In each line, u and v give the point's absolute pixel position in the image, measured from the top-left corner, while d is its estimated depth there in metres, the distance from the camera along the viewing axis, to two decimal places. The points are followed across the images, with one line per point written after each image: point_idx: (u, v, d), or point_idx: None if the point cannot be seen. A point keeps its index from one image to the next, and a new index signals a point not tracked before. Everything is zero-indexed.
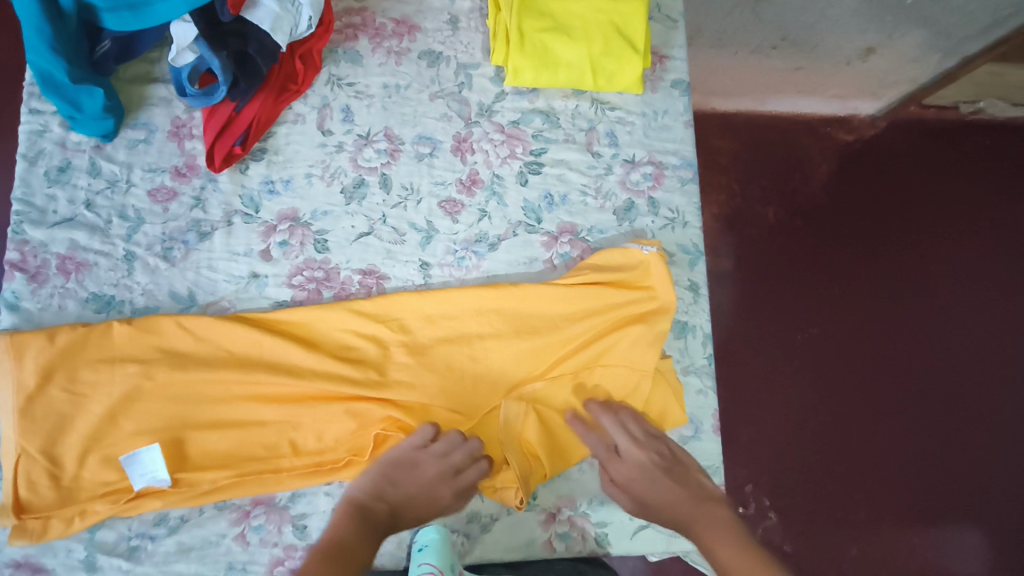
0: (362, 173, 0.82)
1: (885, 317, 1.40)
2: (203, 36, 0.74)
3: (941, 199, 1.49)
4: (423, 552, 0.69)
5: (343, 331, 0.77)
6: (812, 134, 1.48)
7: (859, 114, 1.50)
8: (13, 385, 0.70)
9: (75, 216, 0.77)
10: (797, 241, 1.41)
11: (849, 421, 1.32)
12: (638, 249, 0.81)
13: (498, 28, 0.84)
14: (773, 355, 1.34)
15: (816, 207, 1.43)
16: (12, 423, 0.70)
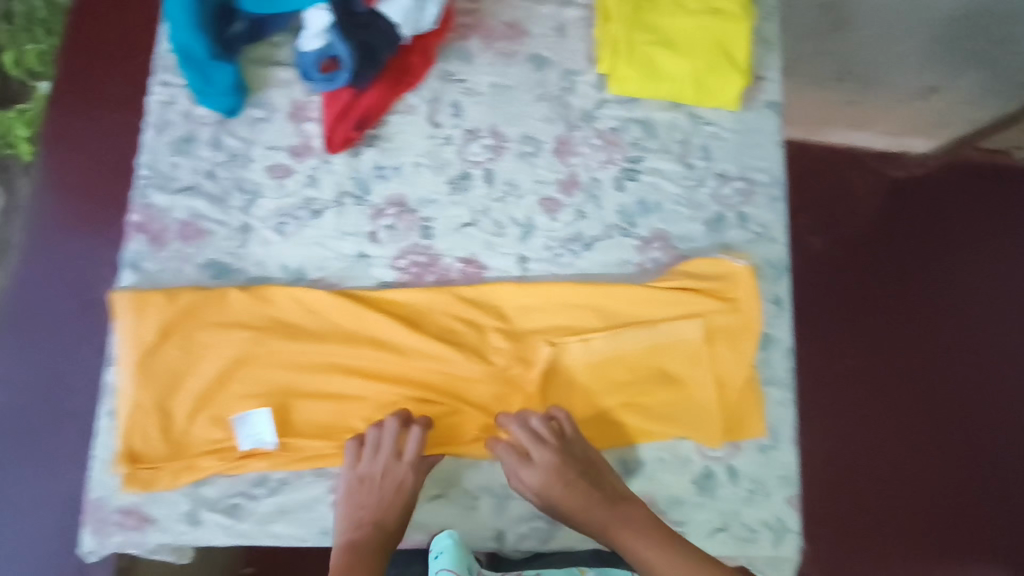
0: (468, 167, 0.85)
1: (926, 355, 1.40)
2: (336, 24, 0.78)
3: (989, 242, 1.49)
4: (438, 560, 0.68)
5: (444, 315, 0.80)
6: (863, 168, 1.50)
7: (910, 151, 1.51)
8: (134, 338, 0.75)
9: (197, 185, 0.81)
10: (843, 274, 1.43)
11: (887, 456, 1.33)
12: (731, 261, 0.84)
13: (607, 39, 0.87)
14: (811, 383, 1.36)
15: (863, 241, 1.45)
16: (133, 376, 0.74)
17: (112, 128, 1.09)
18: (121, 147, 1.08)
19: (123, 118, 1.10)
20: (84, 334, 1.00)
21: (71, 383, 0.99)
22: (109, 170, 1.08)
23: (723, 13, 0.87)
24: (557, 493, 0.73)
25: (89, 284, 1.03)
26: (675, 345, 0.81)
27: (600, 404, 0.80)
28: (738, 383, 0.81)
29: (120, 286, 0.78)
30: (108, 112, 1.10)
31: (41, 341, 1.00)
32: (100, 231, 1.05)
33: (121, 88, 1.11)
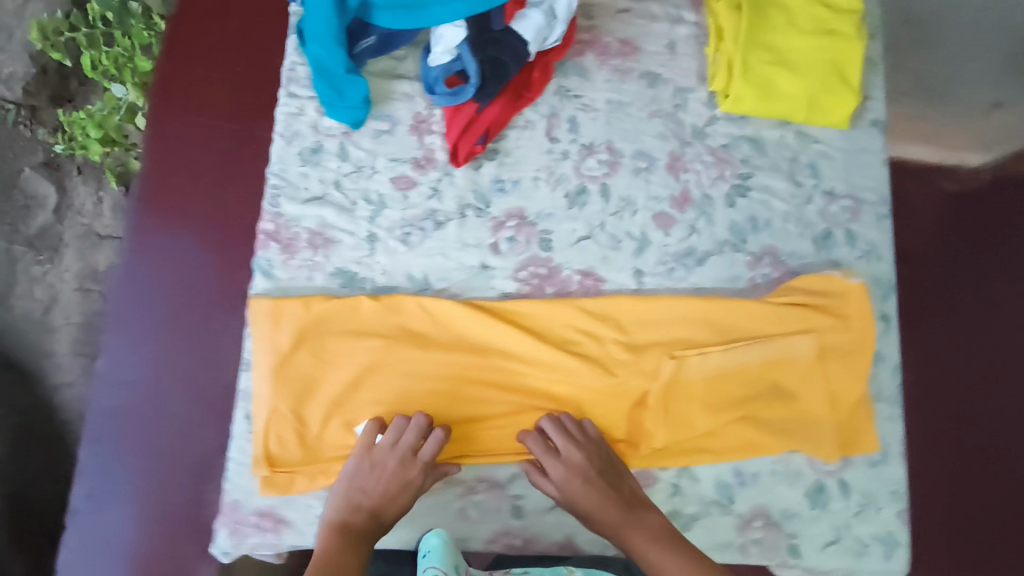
0: (584, 181, 0.87)
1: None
2: (470, 40, 0.80)
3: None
4: (427, 557, 0.70)
5: (564, 326, 0.82)
6: (918, 178, 1.28)
7: (965, 164, 1.29)
8: (271, 345, 0.77)
9: (325, 195, 0.83)
10: (991, 298, 1.19)
11: None
12: (845, 278, 0.85)
13: (721, 60, 0.89)
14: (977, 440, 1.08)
15: (1008, 257, 1.22)
16: (268, 382, 0.76)
17: (209, 136, 1.08)
18: (241, 162, 1.08)
19: (242, 134, 1.09)
20: (195, 339, 1.03)
21: (182, 387, 1.01)
22: (231, 185, 1.08)
23: (837, 33, 0.89)
24: (571, 489, 0.74)
25: (192, 291, 1.04)
26: (790, 362, 0.82)
27: (719, 419, 0.80)
28: (852, 400, 0.82)
29: (253, 291, 0.80)
30: (227, 128, 1.09)
31: (149, 346, 1.01)
32: (198, 238, 1.05)
33: (237, 101, 1.11)
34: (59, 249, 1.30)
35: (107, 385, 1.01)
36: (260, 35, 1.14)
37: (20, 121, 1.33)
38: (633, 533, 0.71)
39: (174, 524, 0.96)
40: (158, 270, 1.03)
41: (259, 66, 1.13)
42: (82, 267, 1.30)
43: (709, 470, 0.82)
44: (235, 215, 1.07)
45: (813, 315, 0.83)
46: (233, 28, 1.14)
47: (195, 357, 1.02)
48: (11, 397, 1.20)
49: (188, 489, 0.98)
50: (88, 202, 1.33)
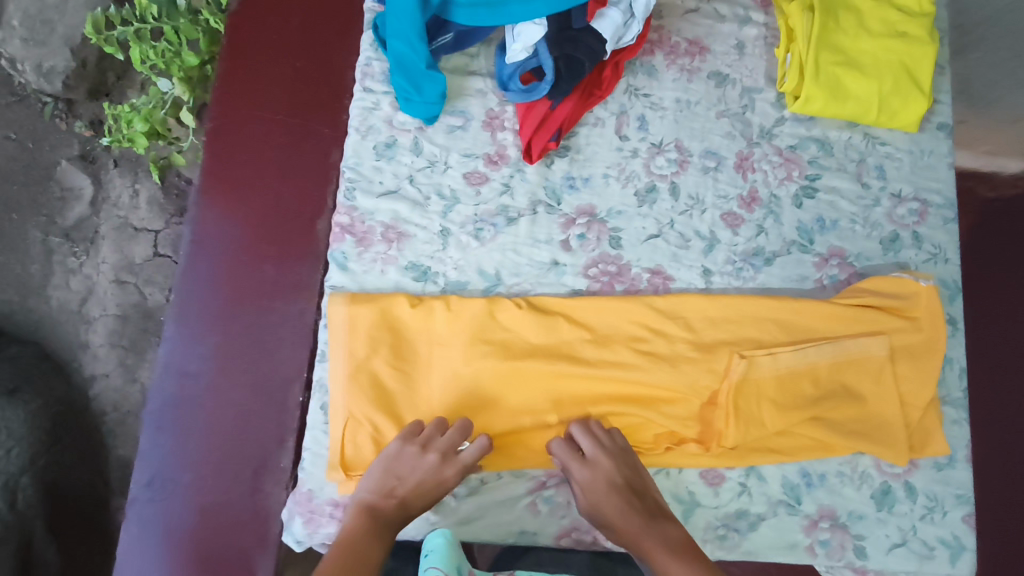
0: (654, 179, 0.87)
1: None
2: (547, 38, 0.81)
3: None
4: (429, 557, 0.69)
5: (632, 323, 0.82)
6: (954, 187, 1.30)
7: (1003, 171, 1.29)
8: (347, 352, 0.77)
9: (399, 189, 0.84)
10: None
11: None
12: (917, 280, 0.85)
13: (792, 59, 0.90)
14: None
15: None
16: (343, 385, 0.76)
17: (269, 130, 1.10)
18: (298, 157, 1.09)
19: (300, 128, 1.10)
20: (252, 328, 1.01)
21: (242, 376, 0.99)
22: (289, 178, 1.08)
23: (908, 36, 0.90)
24: (592, 490, 0.74)
25: (249, 282, 1.03)
26: (860, 362, 0.82)
27: (790, 418, 0.80)
28: (921, 403, 0.82)
29: (329, 286, 0.81)
30: (285, 121, 1.10)
31: (209, 334, 1.01)
32: (257, 230, 1.05)
33: (296, 95, 1.12)
34: (95, 241, 1.32)
35: (165, 375, 1.00)
36: (316, 30, 1.16)
37: (58, 114, 1.33)
38: (647, 537, 0.71)
39: (232, 517, 0.93)
40: (219, 261, 1.04)
41: (317, 60, 1.14)
42: (118, 258, 1.31)
43: (776, 470, 0.82)
44: (294, 210, 1.07)
45: (880, 318, 0.83)
46: (292, 24, 1.15)
47: (254, 347, 1.00)
48: (49, 385, 1.22)
49: (247, 482, 0.95)
50: (124, 194, 1.33)
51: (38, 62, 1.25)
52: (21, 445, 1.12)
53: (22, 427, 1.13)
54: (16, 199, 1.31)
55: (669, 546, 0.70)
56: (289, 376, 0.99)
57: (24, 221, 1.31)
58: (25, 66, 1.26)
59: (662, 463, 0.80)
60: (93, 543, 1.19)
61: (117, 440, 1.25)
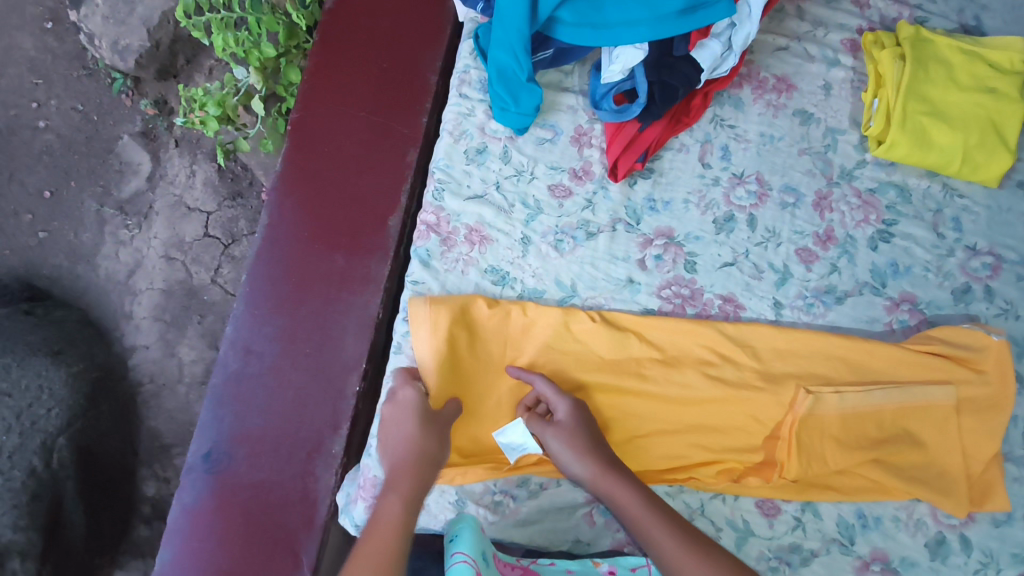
0: (733, 209, 0.89)
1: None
2: (646, 63, 0.84)
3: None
4: (454, 542, 0.68)
5: (701, 347, 0.83)
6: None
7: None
8: (430, 347, 0.78)
9: (486, 195, 0.86)
10: None
11: None
12: (989, 333, 0.84)
13: (879, 105, 0.91)
14: None
15: None
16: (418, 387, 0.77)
17: (349, 126, 1.13)
18: (376, 154, 1.12)
19: (379, 127, 1.14)
20: (317, 315, 1.04)
21: (303, 360, 1.02)
22: (366, 175, 1.11)
23: (997, 92, 0.91)
24: (569, 435, 0.74)
25: (317, 271, 1.06)
26: (925, 410, 0.82)
27: (851, 458, 0.80)
28: (984, 456, 0.82)
29: (410, 279, 0.83)
30: (365, 119, 1.14)
31: (275, 316, 1.03)
32: (329, 220, 1.08)
33: (378, 96, 1.15)
34: (148, 216, 1.35)
35: (230, 351, 1.02)
36: (401, 34, 1.19)
37: (124, 90, 1.37)
38: (618, 487, 0.70)
39: (282, 498, 0.95)
40: (291, 247, 1.07)
41: (400, 63, 1.17)
42: (169, 235, 1.35)
43: (832, 508, 0.82)
44: (369, 206, 1.10)
45: (948, 368, 0.83)
46: (379, 28, 1.19)
47: (318, 333, 1.03)
48: (91, 351, 1.26)
49: (299, 464, 0.97)
50: (181, 173, 1.37)
51: (115, 40, 1.26)
52: (61, 406, 1.17)
53: (64, 389, 1.19)
54: (76, 169, 1.36)
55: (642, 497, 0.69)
56: (349, 365, 1.02)
57: (81, 191, 1.36)
58: (103, 44, 1.27)
59: (719, 490, 0.81)
60: (117, 510, 1.20)
61: (149, 411, 1.27)
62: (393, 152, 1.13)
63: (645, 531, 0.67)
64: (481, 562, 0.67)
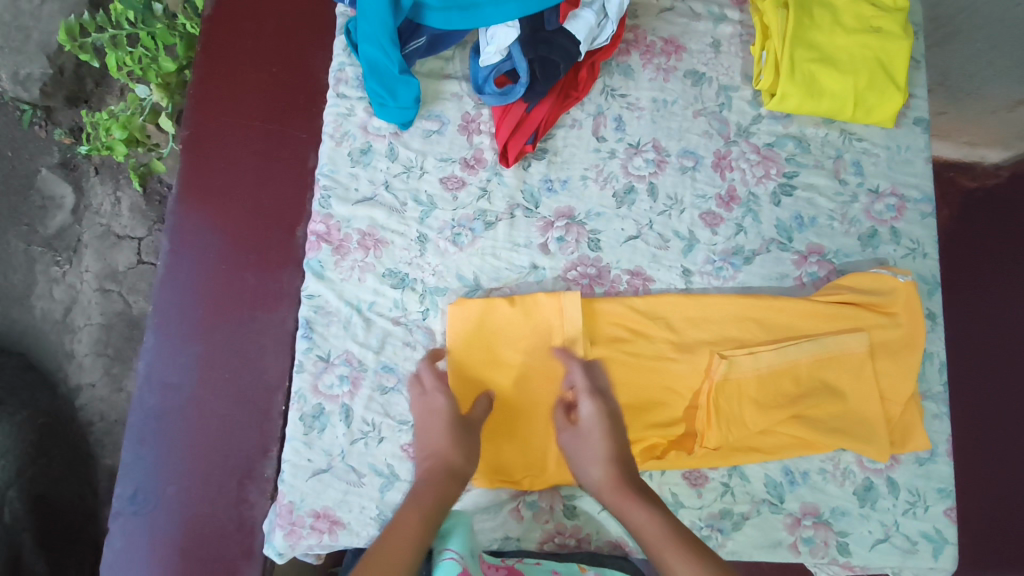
0: (632, 180, 0.87)
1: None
2: (521, 40, 0.80)
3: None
4: (448, 538, 0.70)
5: (611, 323, 0.81)
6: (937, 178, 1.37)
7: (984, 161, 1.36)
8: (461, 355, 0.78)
9: (376, 196, 0.83)
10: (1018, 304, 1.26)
11: None
12: (896, 276, 0.84)
13: (767, 57, 0.90)
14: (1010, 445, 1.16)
15: None
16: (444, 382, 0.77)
17: (245, 136, 1.06)
18: (280, 163, 1.05)
19: (278, 133, 1.06)
20: (233, 340, 0.96)
21: (223, 388, 0.94)
22: (273, 185, 1.04)
23: (883, 31, 0.90)
24: (586, 446, 0.72)
25: (229, 292, 0.98)
26: (843, 360, 0.81)
27: (771, 418, 0.79)
28: (902, 398, 0.82)
29: (304, 292, 0.79)
30: (261, 127, 1.06)
31: (191, 345, 0.96)
32: (235, 236, 1.01)
33: (270, 100, 1.08)
34: (78, 249, 1.29)
35: (146, 390, 0.94)
36: (284, 33, 1.12)
37: (36, 121, 1.29)
38: (630, 504, 0.68)
39: (216, 530, 0.89)
40: (198, 271, 0.99)
41: (290, 63, 1.10)
42: (101, 266, 1.29)
43: (759, 469, 0.82)
44: (282, 216, 1.02)
45: (857, 316, 0.83)
46: (262, 27, 1.12)
47: (236, 357, 0.95)
48: (33, 396, 1.21)
49: (232, 492, 0.90)
50: (106, 202, 1.31)
51: (14, 70, 1.20)
52: (9, 457, 1.11)
53: (9, 440, 1.12)
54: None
55: (661, 519, 0.67)
56: (274, 385, 0.95)
57: (4, 231, 1.27)
58: (1, 74, 1.21)
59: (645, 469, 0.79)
60: (83, 553, 1.12)
61: (104, 450, 1.23)
62: (298, 159, 1.05)
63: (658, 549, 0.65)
64: (470, 558, 0.68)
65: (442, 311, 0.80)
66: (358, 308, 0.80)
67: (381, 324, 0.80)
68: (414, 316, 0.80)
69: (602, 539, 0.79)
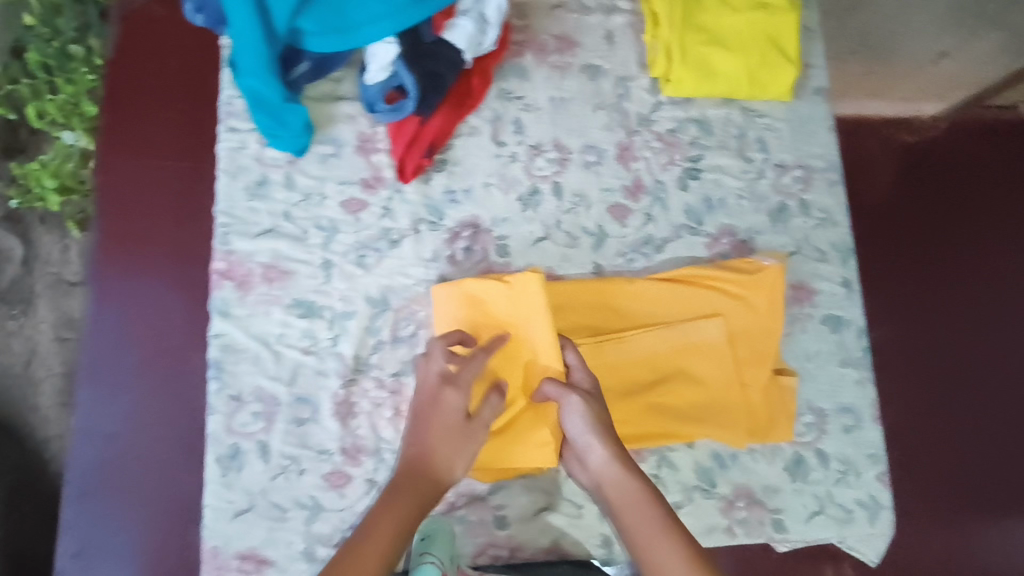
0: (536, 181, 0.87)
1: (960, 331, 1.26)
2: (404, 56, 0.79)
3: (1008, 201, 1.34)
4: (425, 542, 0.70)
5: (511, 309, 0.77)
6: (876, 136, 1.31)
7: (922, 114, 1.33)
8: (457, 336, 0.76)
9: (276, 227, 0.82)
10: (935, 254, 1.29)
11: (995, 459, 1.18)
12: (763, 261, 0.84)
13: (659, 44, 0.89)
14: (922, 391, 1.21)
15: (941, 208, 1.31)
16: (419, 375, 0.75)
17: (145, 177, 1.01)
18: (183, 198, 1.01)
19: (177, 169, 1.02)
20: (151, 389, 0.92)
21: (149, 438, 0.91)
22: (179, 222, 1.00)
23: (771, 7, 0.90)
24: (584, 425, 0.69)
25: (138, 342, 0.94)
26: (705, 346, 0.82)
27: (626, 407, 0.80)
28: (762, 384, 0.82)
29: (211, 333, 0.79)
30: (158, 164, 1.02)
31: (110, 402, 0.92)
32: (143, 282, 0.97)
33: (166, 134, 1.03)
34: (31, 301, 1.15)
35: (82, 441, 0.90)
36: (177, 60, 1.06)
37: None
38: (633, 491, 0.66)
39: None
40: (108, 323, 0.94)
41: (189, 94, 1.05)
42: (59, 316, 1.15)
43: (687, 457, 0.83)
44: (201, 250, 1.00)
45: (714, 301, 0.84)
46: (154, 57, 1.06)
47: (175, 402, 0.92)
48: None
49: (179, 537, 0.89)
50: (57, 249, 1.17)
51: None
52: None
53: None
54: None
55: (652, 509, 0.64)
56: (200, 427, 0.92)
57: None
58: None
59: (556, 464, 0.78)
60: None
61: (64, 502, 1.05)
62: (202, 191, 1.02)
63: (646, 546, 0.62)
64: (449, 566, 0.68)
65: (353, 335, 0.80)
66: (267, 343, 0.79)
67: (292, 356, 0.79)
68: (325, 343, 0.80)
69: (535, 546, 0.79)
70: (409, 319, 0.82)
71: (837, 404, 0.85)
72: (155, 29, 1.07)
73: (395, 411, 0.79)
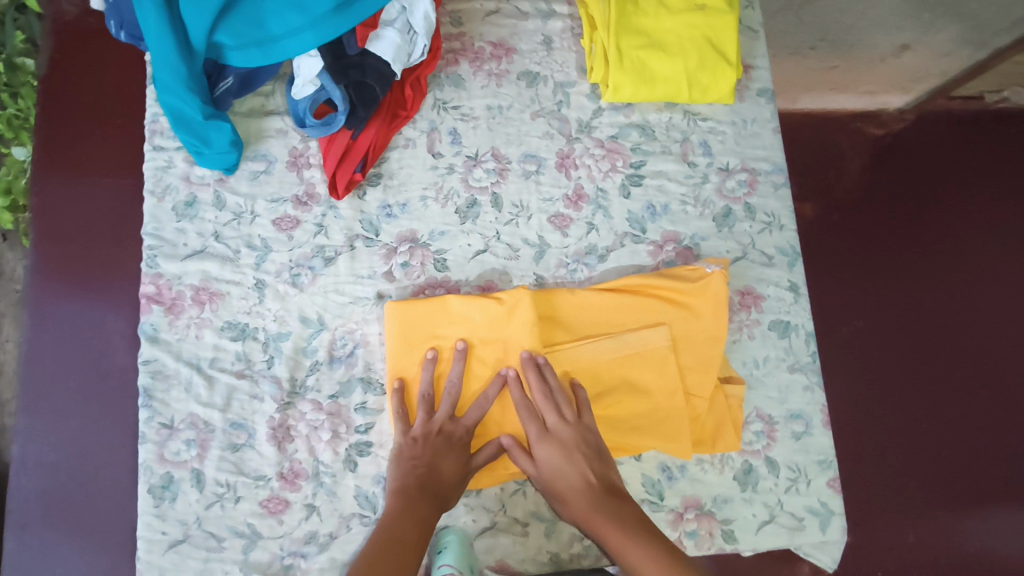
0: (474, 193, 0.85)
1: (924, 324, 1.25)
2: (328, 69, 0.77)
3: (972, 194, 1.32)
4: (443, 553, 0.72)
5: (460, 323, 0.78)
6: (843, 130, 1.29)
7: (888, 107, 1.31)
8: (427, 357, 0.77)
9: (206, 248, 0.80)
10: (895, 250, 1.27)
11: (958, 456, 1.17)
12: (706, 267, 0.82)
13: (596, 49, 0.88)
14: (885, 389, 1.20)
15: (903, 201, 1.30)
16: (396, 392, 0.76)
17: (70, 200, 0.91)
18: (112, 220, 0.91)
19: (104, 188, 0.92)
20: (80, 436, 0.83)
21: (81, 491, 0.81)
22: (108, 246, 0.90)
23: (708, 8, 0.88)
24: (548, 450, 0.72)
25: (67, 384, 0.84)
26: (649, 355, 0.79)
27: None
28: (706, 393, 0.80)
29: (140, 359, 0.77)
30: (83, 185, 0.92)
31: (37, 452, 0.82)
32: (73, 316, 0.87)
33: (90, 149, 0.94)
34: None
35: (18, 476, 0.81)
36: (96, 69, 0.98)
37: None
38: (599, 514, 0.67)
39: None
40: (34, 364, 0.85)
41: (110, 103, 0.97)
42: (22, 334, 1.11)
43: (634, 469, 0.81)
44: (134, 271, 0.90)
45: (659, 308, 0.81)
46: (70, 67, 0.98)
47: (120, 431, 0.83)
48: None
49: None
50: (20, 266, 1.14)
51: None
52: None
53: None
54: None
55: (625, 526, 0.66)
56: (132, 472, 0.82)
57: None
58: None
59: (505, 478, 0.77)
60: None
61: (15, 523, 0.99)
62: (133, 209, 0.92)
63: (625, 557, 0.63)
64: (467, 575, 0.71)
65: (288, 356, 0.78)
66: (198, 367, 0.77)
67: (224, 380, 0.77)
68: (259, 365, 0.78)
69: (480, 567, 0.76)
70: (346, 338, 0.80)
71: (786, 410, 0.84)
72: (85, 38, 0.99)
73: (333, 433, 0.77)
